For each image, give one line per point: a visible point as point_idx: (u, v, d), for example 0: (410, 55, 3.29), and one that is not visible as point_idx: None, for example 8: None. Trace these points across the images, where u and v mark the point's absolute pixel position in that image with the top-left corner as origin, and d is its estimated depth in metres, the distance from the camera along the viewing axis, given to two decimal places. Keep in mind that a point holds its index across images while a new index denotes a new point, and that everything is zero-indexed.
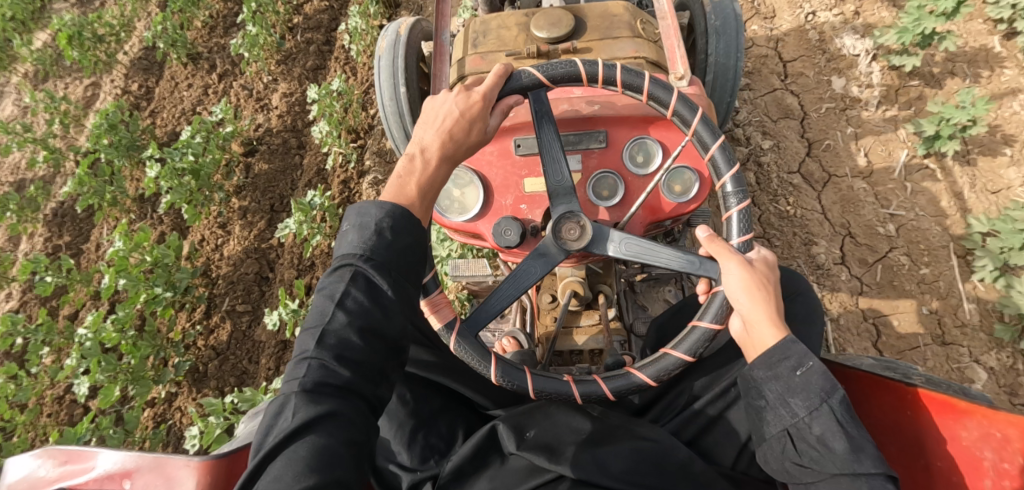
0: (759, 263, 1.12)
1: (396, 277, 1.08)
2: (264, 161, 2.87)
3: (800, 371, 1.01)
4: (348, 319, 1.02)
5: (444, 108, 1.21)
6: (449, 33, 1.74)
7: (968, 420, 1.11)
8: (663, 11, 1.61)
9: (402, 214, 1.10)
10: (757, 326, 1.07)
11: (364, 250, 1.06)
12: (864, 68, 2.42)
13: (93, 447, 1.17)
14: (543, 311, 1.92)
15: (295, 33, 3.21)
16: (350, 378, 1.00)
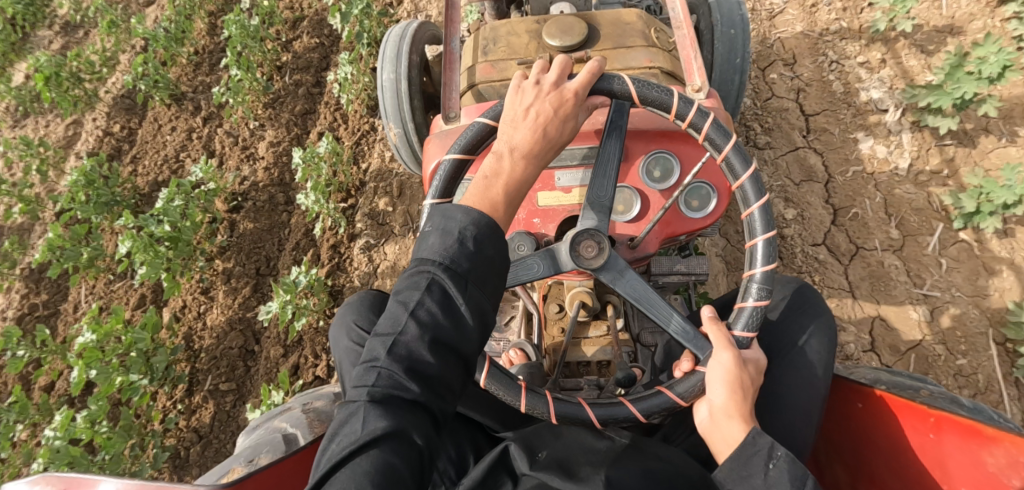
0: (750, 365, 1.15)
1: (473, 290, 1.01)
2: (249, 219, 2.63)
3: (775, 466, 1.03)
4: (422, 332, 0.97)
5: (537, 104, 1.16)
6: (458, 38, 1.66)
7: (995, 447, 1.09)
8: (679, 20, 1.57)
9: (486, 224, 1.04)
10: (726, 421, 1.10)
11: (445, 259, 1.00)
12: (893, 127, 2.36)
13: (91, 475, 1.12)
14: (550, 322, 1.88)
15: (283, 76, 2.96)
16: (420, 395, 0.95)
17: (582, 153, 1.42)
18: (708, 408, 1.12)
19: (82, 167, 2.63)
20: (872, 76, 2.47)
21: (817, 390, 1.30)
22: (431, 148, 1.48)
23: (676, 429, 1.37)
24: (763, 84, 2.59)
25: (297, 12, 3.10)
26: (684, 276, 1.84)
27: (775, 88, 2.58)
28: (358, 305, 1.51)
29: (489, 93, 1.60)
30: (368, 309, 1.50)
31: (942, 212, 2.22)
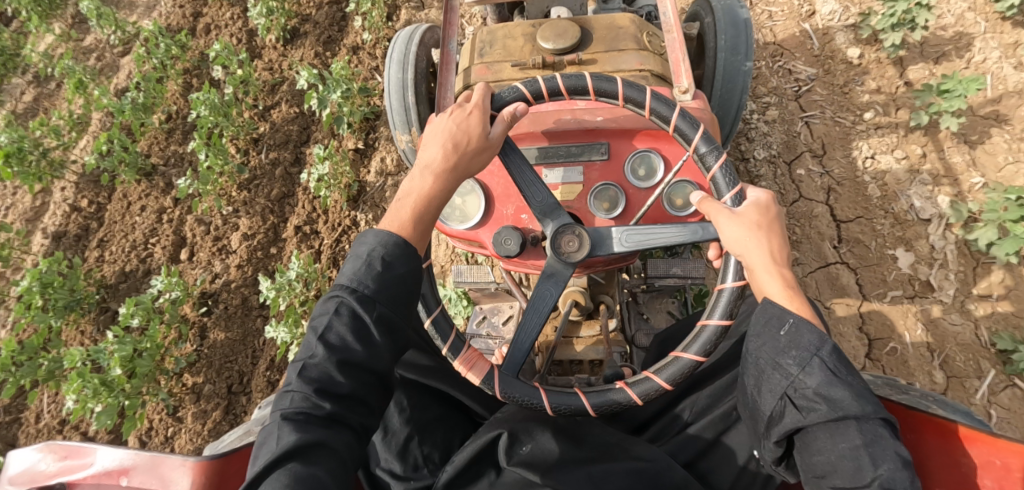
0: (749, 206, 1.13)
1: (382, 309, 1.09)
2: (220, 328, 2.51)
3: (787, 327, 1.04)
4: (331, 353, 1.05)
5: (441, 127, 1.22)
6: (456, 41, 1.73)
7: (969, 447, 1.10)
8: (669, 24, 1.61)
9: (394, 244, 1.12)
10: (767, 274, 1.09)
11: (353, 282, 1.09)
12: (937, 241, 2.19)
13: (91, 443, 1.19)
14: (544, 320, 1.93)
15: (259, 155, 2.84)
16: (333, 411, 1.03)
17: (569, 151, 1.46)
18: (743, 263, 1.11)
19: (36, 270, 2.48)
20: (914, 179, 2.28)
21: None
22: None
23: (659, 427, 1.37)
24: (791, 181, 2.40)
25: (277, 74, 3.00)
26: (681, 278, 1.93)
27: (803, 187, 2.39)
28: None
29: None
30: None
31: (990, 349, 2.05)
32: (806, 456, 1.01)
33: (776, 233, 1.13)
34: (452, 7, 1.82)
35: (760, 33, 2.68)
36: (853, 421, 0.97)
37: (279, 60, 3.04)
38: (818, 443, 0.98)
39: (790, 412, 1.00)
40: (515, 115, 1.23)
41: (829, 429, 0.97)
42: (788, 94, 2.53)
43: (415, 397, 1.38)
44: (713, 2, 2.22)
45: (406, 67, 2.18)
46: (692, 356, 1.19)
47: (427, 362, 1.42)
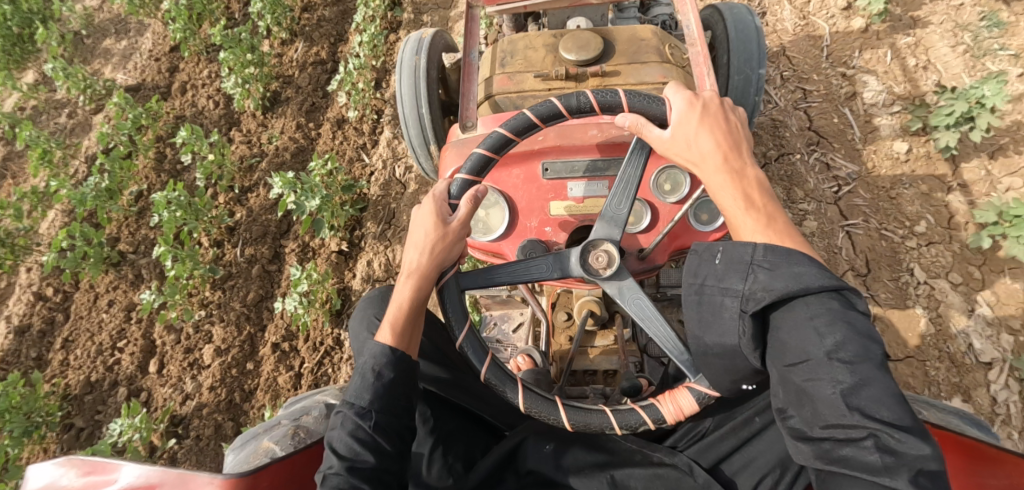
0: (682, 117, 1.19)
1: (385, 416, 1.13)
2: (190, 463, 2.26)
3: (721, 255, 1.04)
4: (344, 462, 1.08)
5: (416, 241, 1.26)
6: (477, 50, 1.71)
7: (997, 469, 1.09)
8: (693, 38, 1.61)
9: (391, 358, 1.17)
10: (711, 172, 1.14)
11: (353, 398, 1.14)
12: (997, 392, 1.94)
13: (116, 459, 1.18)
14: (558, 330, 1.93)
15: (235, 248, 2.69)
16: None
17: (595, 165, 1.45)
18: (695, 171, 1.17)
19: None
20: (969, 310, 2.06)
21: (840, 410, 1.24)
22: (447, 156, 1.52)
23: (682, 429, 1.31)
24: None
25: (255, 148, 2.91)
26: None
27: None
28: (377, 299, 1.49)
29: (505, 104, 1.64)
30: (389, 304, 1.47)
31: None
32: (779, 361, 0.95)
33: (722, 127, 1.17)
34: (473, 15, 1.80)
35: (793, 115, 2.56)
36: (800, 303, 0.95)
37: (258, 129, 2.98)
38: (784, 341, 0.95)
39: (749, 323, 0.97)
40: (469, 197, 1.22)
41: (786, 318, 0.95)
42: (825, 197, 2.37)
43: (437, 407, 1.37)
44: (723, 12, 2.23)
45: (418, 82, 2.15)
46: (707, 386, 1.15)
47: (445, 375, 1.37)
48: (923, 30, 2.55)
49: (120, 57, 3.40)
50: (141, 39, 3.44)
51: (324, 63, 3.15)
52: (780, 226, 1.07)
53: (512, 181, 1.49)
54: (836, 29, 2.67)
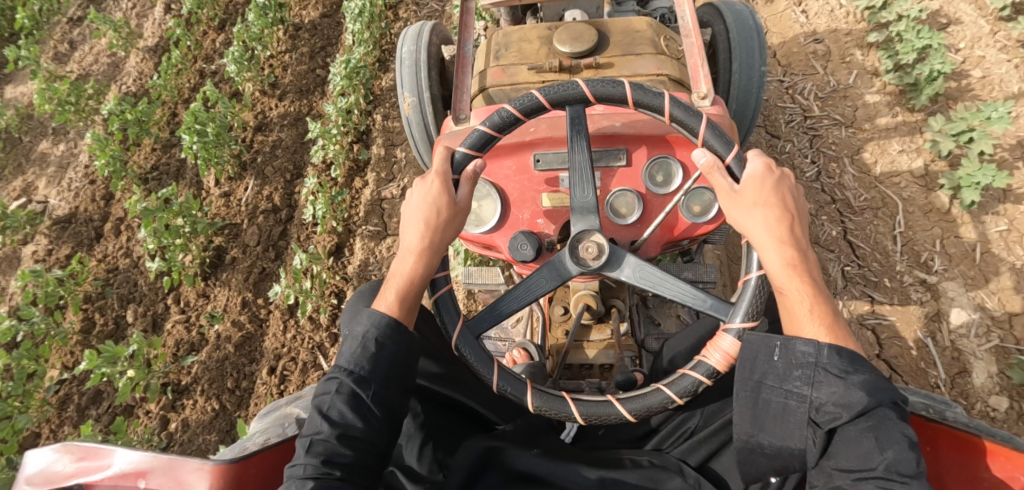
0: (749, 185, 1.15)
1: (379, 384, 1.15)
2: None
3: (779, 353, 1.05)
4: (332, 432, 1.10)
5: (408, 208, 1.26)
6: (471, 43, 1.73)
7: (991, 461, 1.10)
8: (687, 29, 1.61)
9: (383, 322, 1.17)
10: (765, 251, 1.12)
11: (349, 363, 1.15)
12: None
13: (108, 445, 1.19)
14: (555, 324, 1.90)
15: None
16: (343, 478, 1.08)
17: None
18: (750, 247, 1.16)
19: None
20: None
21: None
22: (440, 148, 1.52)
23: (668, 433, 1.36)
24: None
25: (193, 333, 2.47)
26: (692, 282, 1.84)
27: None
28: None
29: (499, 97, 1.64)
30: None
31: None
32: (835, 467, 0.97)
33: (784, 203, 1.13)
34: (467, 9, 1.82)
35: (860, 337, 2.19)
36: (866, 417, 0.97)
37: (198, 302, 2.55)
38: (842, 446, 0.98)
39: (815, 432, 0.99)
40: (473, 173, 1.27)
41: (850, 430, 0.98)
42: None
43: (427, 403, 1.38)
44: (722, 12, 2.20)
45: (419, 71, 2.16)
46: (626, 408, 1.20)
47: (439, 369, 1.39)
48: (1019, 208, 2.27)
49: (55, 167, 3.08)
50: (80, 142, 3.14)
51: (277, 211, 2.75)
52: (832, 315, 1.08)
53: (503, 173, 1.49)
54: (910, 206, 2.37)
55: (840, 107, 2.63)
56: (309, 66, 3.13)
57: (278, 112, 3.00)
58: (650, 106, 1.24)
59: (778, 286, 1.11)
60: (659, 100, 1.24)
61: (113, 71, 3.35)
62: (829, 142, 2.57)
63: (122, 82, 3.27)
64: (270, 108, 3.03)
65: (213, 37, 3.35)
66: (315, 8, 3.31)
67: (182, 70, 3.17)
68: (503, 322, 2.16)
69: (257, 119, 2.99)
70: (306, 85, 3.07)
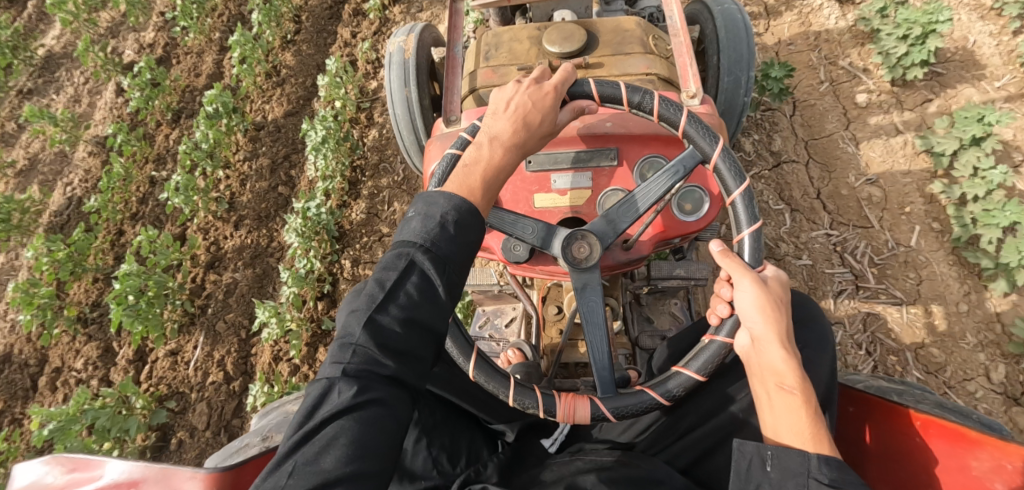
0: (772, 283, 1.16)
1: (452, 274, 1.06)
2: None
3: (772, 462, 1.03)
4: (397, 314, 1.02)
5: (518, 98, 1.20)
6: (461, 44, 1.73)
7: (980, 451, 1.12)
8: (676, 28, 1.62)
9: (467, 210, 1.08)
10: (768, 345, 1.09)
11: (426, 241, 1.05)
12: None
13: (100, 456, 1.18)
14: (549, 323, 1.94)
15: None
16: (396, 370, 1.01)
17: (578, 156, 1.45)
18: (749, 335, 1.12)
19: None
20: None
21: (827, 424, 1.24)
22: (432, 150, 1.53)
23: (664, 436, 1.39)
24: None
25: None
26: (683, 280, 1.85)
27: None
28: None
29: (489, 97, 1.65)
30: None
31: None
32: None
33: (790, 315, 1.14)
34: (457, 10, 1.81)
35: None
36: None
37: None
38: None
39: None
40: (583, 109, 1.28)
41: None
42: None
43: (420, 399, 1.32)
44: (711, 7, 2.21)
45: (408, 69, 2.15)
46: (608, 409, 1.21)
47: None
48: None
49: None
50: (23, 255, 2.89)
51: (229, 381, 2.45)
52: (820, 427, 1.04)
53: None
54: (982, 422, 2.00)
55: (899, 279, 2.25)
56: (270, 182, 2.86)
57: (233, 245, 2.73)
58: (670, 120, 1.28)
59: (778, 381, 1.06)
60: (737, 183, 1.23)
61: (60, 162, 3.11)
62: (888, 328, 2.18)
63: (68, 183, 3.04)
64: (224, 237, 2.76)
65: (165, 134, 3.11)
66: (279, 102, 3.08)
67: (129, 175, 2.91)
68: (497, 322, 2.15)
69: (209, 253, 2.72)
70: (264, 209, 2.80)
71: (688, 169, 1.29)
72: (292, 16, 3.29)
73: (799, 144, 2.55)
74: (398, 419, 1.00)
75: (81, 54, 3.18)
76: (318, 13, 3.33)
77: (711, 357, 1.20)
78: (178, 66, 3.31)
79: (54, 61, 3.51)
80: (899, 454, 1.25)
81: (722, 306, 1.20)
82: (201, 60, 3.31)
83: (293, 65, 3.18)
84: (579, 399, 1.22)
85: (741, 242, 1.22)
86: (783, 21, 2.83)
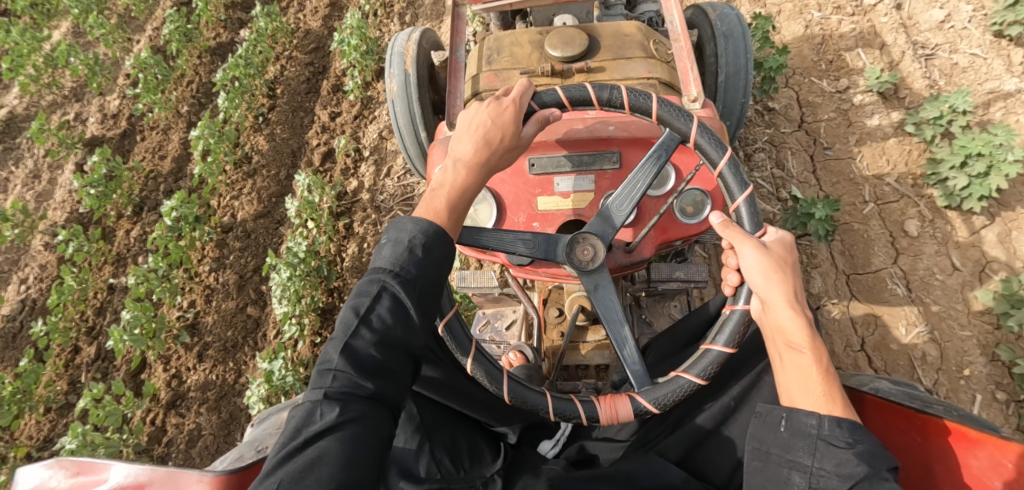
0: (775, 245, 1.14)
1: (423, 296, 1.08)
2: None
3: (785, 423, 1.04)
4: (372, 337, 1.04)
5: (478, 118, 1.20)
6: (463, 47, 1.73)
7: (980, 450, 1.13)
8: (677, 33, 1.63)
9: (434, 232, 1.09)
10: (775, 306, 1.08)
11: (396, 266, 1.07)
12: None
13: (104, 459, 1.18)
14: (550, 326, 1.94)
15: None
16: (376, 390, 1.02)
17: (580, 160, 1.46)
18: (757, 298, 1.12)
19: None
20: None
21: None
22: (434, 154, 1.53)
23: (656, 427, 1.38)
24: None
25: None
26: (684, 282, 1.86)
27: None
28: None
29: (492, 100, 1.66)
30: None
31: None
32: None
33: (798, 276, 1.12)
34: (459, 14, 1.83)
35: None
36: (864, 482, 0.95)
37: None
38: None
39: None
40: (547, 119, 1.26)
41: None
42: None
43: (422, 402, 1.33)
44: (706, 11, 2.24)
45: (408, 74, 2.16)
46: (647, 405, 1.21)
47: (434, 373, 1.31)
48: None
49: None
50: None
51: None
52: (834, 385, 1.04)
53: (499, 178, 1.50)
54: None
55: None
56: (238, 302, 2.55)
57: (197, 381, 2.40)
58: (641, 110, 1.29)
59: (787, 341, 1.06)
60: (719, 153, 1.25)
61: (15, 252, 2.81)
62: None
63: (20, 280, 2.74)
64: (187, 370, 2.43)
65: (125, 230, 2.79)
66: (248, 200, 2.77)
67: (84, 286, 2.61)
68: (497, 323, 2.15)
69: (170, 390, 2.39)
70: (232, 338, 2.48)
71: (671, 150, 1.29)
72: (267, 91, 3.05)
73: (840, 280, 2.23)
74: (380, 441, 1.00)
75: (34, 133, 2.92)
76: (296, 87, 3.08)
77: (735, 328, 1.20)
78: (141, 146, 3.03)
79: (17, 125, 3.20)
80: (900, 447, 1.27)
81: (732, 275, 1.21)
82: (168, 141, 3.03)
83: (268, 151, 2.89)
84: (619, 398, 1.22)
85: (737, 211, 1.24)
86: (821, 119, 2.51)
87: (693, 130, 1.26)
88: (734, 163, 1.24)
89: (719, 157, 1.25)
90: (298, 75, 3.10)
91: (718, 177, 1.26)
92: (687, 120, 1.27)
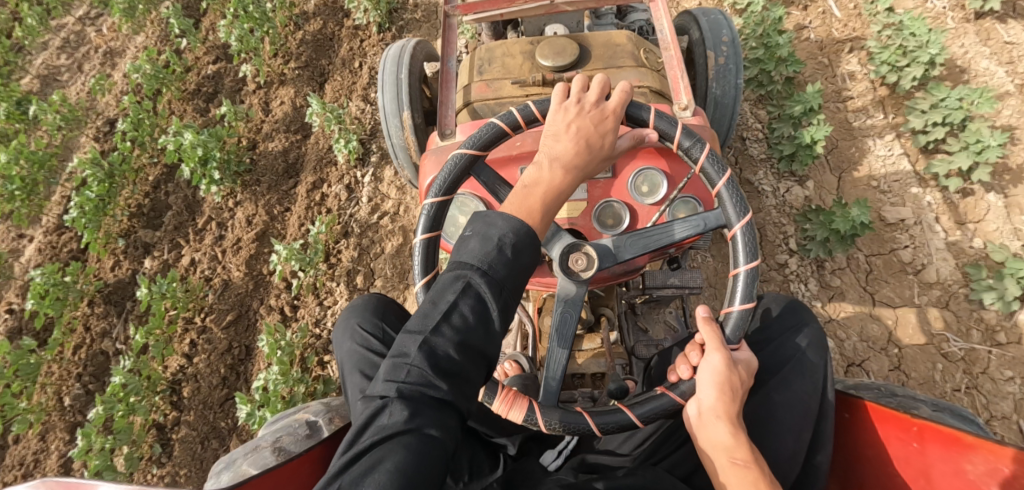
0: (741, 365, 1.23)
1: (507, 298, 1.06)
2: None
3: None
4: (451, 333, 1.02)
5: (578, 119, 1.21)
6: (454, 58, 1.72)
7: (975, 455, 1.16)
8: (667, 42, 1.64)
9: (525, 232, 1.08)
10: (713, 422, 1.18)
11: (484, 263, 1.05)
12: None
13: (90, 479, 1.17)
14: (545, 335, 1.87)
15: None
16: (449, 392, 1.00)
17: None
18: (697, 407, 1.20)
19: None
20: None
21: (800, 434, 1.32)
22: (427, 164, 1.53)
23: (661, 446, 1.40)
24: None
25: None
26: (678, 289, 1.84)
27: None
28: (361, 308, 1.56)
29: (484, 110, 1.66)
30: (372, 312, 1.54)
31: None
32: None
33: (743, 399, 1.21)
34: (450, 24, 1.82)
35: None
36: None
37: None
38: None
39: None
40: (645, 137, 1.30)
41: None
42: None
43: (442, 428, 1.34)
44: (699, 17, 2.25)
45: (400, 86, 2.16)
46: (539, 419, 1.22)
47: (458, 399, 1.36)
48: None
49: None
50: None
51: None
52: None
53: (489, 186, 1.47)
54: None
55: None
56: None
57: None
58: (708, 178, 1.28)
59: (729, 456, 1.16)
60: (748, 261, 1.23)
61: None
62: None
63: None
64: None
65: None
66: None
67: None
68: None
69: None
70: None
71: (710, 227, 1.29)
72: (166, 392, 2.38)
73: None
74: (449, 449, 0.98)
75: None
76: (206, 394, 2.37)
77: (659, 407, 1.22)
78: (13, 455, 2.38)
79: None
80: (898, 458, 1.29)
81: (684, 368, 1.23)
82: (46, 453, 2.36)
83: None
84: (519, 400, 1.23)
85: (728, 315, 1.25)
86: None
87: (740, 228, 1.24)
88: (752, 279, 1.22)
89: (751, 261, 1.23)
90: (211, 372, 2.40)
91: (735, 274, 1.24)
92: (743, 215, 1.25)
